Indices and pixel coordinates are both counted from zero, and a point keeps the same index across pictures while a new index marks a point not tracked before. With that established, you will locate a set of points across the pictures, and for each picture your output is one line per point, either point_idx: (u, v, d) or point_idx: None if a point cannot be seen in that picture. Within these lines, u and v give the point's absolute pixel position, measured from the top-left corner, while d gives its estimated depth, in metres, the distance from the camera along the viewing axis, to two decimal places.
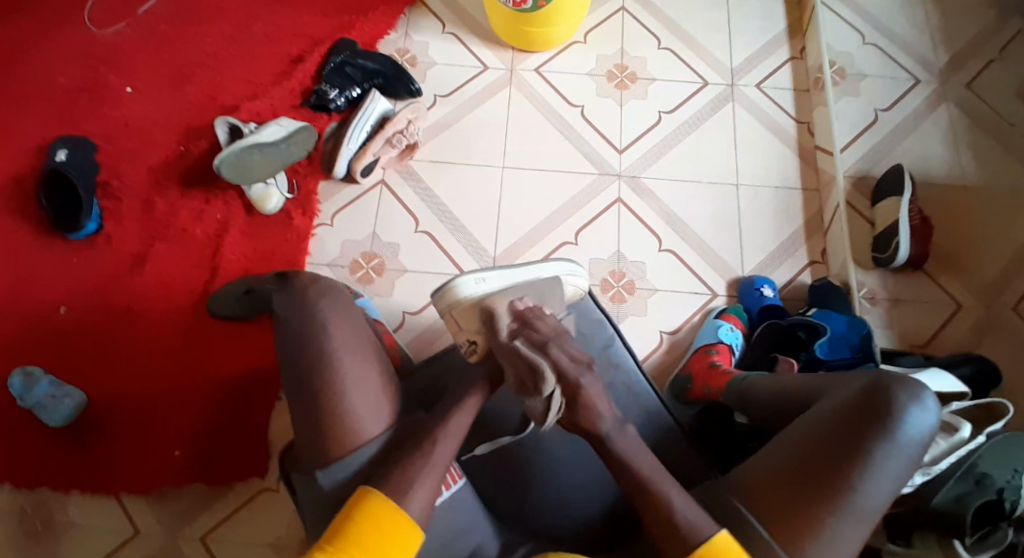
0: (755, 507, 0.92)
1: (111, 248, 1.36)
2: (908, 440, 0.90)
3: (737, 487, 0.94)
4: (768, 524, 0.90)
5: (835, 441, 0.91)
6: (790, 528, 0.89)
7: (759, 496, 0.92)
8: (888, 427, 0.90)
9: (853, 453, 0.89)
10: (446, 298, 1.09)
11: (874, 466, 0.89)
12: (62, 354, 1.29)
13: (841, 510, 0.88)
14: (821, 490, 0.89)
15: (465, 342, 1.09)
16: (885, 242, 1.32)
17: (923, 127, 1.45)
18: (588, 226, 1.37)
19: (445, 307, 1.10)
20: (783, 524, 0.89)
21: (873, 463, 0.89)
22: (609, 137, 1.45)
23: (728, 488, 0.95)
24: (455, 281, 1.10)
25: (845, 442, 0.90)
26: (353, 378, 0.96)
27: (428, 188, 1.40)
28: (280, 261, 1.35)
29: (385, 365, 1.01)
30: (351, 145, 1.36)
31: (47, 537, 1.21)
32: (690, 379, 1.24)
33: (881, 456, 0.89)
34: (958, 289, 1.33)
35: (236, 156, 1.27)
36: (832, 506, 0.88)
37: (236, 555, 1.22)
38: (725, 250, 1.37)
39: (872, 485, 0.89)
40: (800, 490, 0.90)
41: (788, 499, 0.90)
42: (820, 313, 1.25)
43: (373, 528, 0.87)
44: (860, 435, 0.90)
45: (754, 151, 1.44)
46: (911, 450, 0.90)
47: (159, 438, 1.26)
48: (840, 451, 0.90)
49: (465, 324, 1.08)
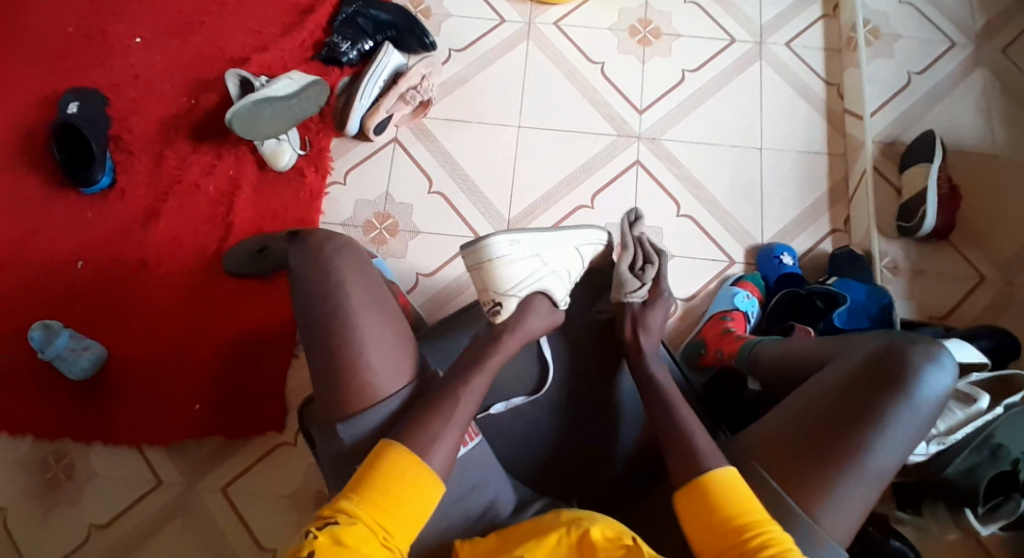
0: (767, 469, 0.90)
1: (124, 203, 1.36)
2: (924, 400, 0.89)
3: (749, 450, 0.93)
4: (780, 488, 0.89)
5: (846, 402, 0.90)
6: (804, 489, 0.87)
7: (772, 458, 0.91)
8: (899, 387, 0.89)
9: (865, 412, 0.89)
10: (476, 255, 1.05)
11: (887, 426, 0.88)
12: (80, 308, 1.30)
13: (856, 467, 0.87)
14: (833, 450, 0.88)
15: (490, 303, 1.06)
16: (911, 211, 1.28)
17: (956, 91, 1.39)
18: (604, 189, 1.34)
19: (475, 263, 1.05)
20: (799, 484, 0.88)
21: (889, 421, 0.88)
22: (629, 97, 1.40)
23: (739, 452, 0.94)
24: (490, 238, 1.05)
25: (856, 403, 0.90)
26: (369, 336, 0.95)
27: (442, 147, 1.38)
28: (292, 220, 1.34)
29: (400, 325, 1.00)
30: (363, 101, 1.34)
31: (70, 486, 1.25)
32: (703, 345, 1.23)
33: (892, 416, 0.88)
34: (981, 260, 1.29)
35: (247, 109, 1.26)
36: (844, 467, 0.87)
37: (252, 506, 1.25)
38: (745, 217, 1.34)
39: (885, 446, 0.88)
40: (812, 452, 0.89)
41: (800, 461, 0.89)
42: (841, 282, 1.23)
43: (388, 478, 0.87)
44: (870, 395, 0.89)
45: (779, 113, 1.39)
46: (925, 411, 0.89)
47: (177, 393, 1.28)
48: (851, 411, 0.89)
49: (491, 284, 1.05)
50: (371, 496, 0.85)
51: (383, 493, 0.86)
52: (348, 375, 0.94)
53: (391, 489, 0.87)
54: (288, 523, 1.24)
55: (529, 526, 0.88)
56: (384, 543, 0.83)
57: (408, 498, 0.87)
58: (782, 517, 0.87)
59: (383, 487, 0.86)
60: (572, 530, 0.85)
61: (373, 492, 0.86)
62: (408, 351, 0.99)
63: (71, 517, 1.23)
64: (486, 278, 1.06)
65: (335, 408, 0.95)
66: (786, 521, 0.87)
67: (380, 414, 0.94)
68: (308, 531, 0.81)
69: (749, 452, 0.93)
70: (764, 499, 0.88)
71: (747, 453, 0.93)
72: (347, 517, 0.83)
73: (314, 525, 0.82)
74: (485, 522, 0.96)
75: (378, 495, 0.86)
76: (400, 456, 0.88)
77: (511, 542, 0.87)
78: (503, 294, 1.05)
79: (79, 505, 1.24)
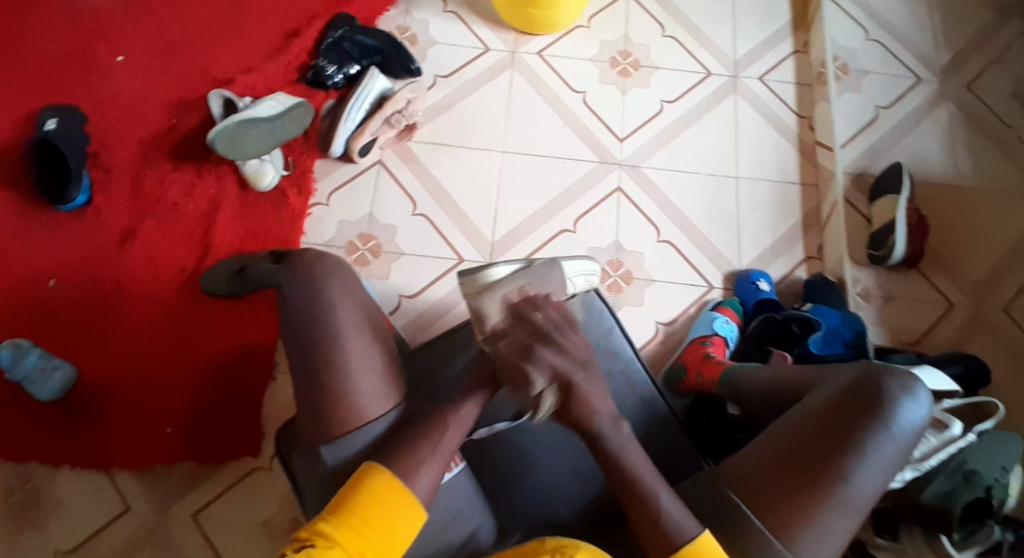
0: (749, 500, 0.92)
1: (100, 221, 1.34)
2: (901, 432, 0.91)
3: (732, 480, 0.94)
4: (762, 518, 0.90)
5: (828, 435, 0.91)
6: (786, 519, 0.89)
7: (754, 488, 0.92)
8: (877, 415, 0.91)
9: (844, 442, 0.90)
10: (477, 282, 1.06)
11: (865, 456, 0.90)
12: (50, 328, 1.27)
13: (837, 498, 0.89)
14: (814, 480, 0.89)
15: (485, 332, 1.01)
16: (880, 240, 1.33)
17: (921, 126, 1.45)
18: (586, 215, 1.36)
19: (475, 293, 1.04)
20: (781, 515, 0.90)
21: (869, 453, 0.90)
22: (610, 126, 1.43)
23: (721, 481, 0.95)
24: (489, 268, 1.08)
25: (837, 435, 0.91)
26: (358, 355, 0.95)
27: (427, 171, 1.39)
28: (273, 241, 1.33)
29: (388, 346, 1.00)
30: (348, 124, 1.35)
31: (34, 513, 1.20)
32: (684, 369, 1.24)
33: (873, 448, 0.90)
34: (949, 288, 1.34)
35: (231, 129, 1.26)
36: (825, 497, 0.89)
37: (225, 535, 1.21)
38: (723, 244, 1.37)
39: (865, 476, 0.89)
40: (793, 481, 0.90)
41: (782, 493, 0.90)
42: (815, 309, 1.26)
43: (366, 501, 0.85)
44: (850, 425, 0.91)
45: (754, 144, 1.44)
46: (903, 441, 0.91)
47: (150, 417, 1.25)
48: (831, 442, 0.91)
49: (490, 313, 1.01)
50: (349, 520, 0.83)
51: (361, 517, 0.84)
52: (335, 394, 0.93)
53: (370, 515, 0.84)
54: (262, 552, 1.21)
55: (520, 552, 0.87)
56: None
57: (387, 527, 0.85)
58: (765, 551, 0.89)
59: (361, 512, 0.84)
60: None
61: (350, 516, 0.84)
62: (394, 374, 0.98)
63: (35, 545, 1.19)
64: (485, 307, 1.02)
65: (322, 429, 0.93)
66: (767, 554, 0.89)
67: (368, 435, 0.93)
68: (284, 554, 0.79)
69: (731, 482, 0.94)
70: (747, 530, 0.90)
71: (729, 482, 0.94)
72: (325, 541, 0.81)
73: (291, 548, 0.80)
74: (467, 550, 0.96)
75: (355, 518, 0.84)
76: (379, 483, 0.86)
77: None
78: (500, 324, 1.01)
79: (43, 533, 1.20)
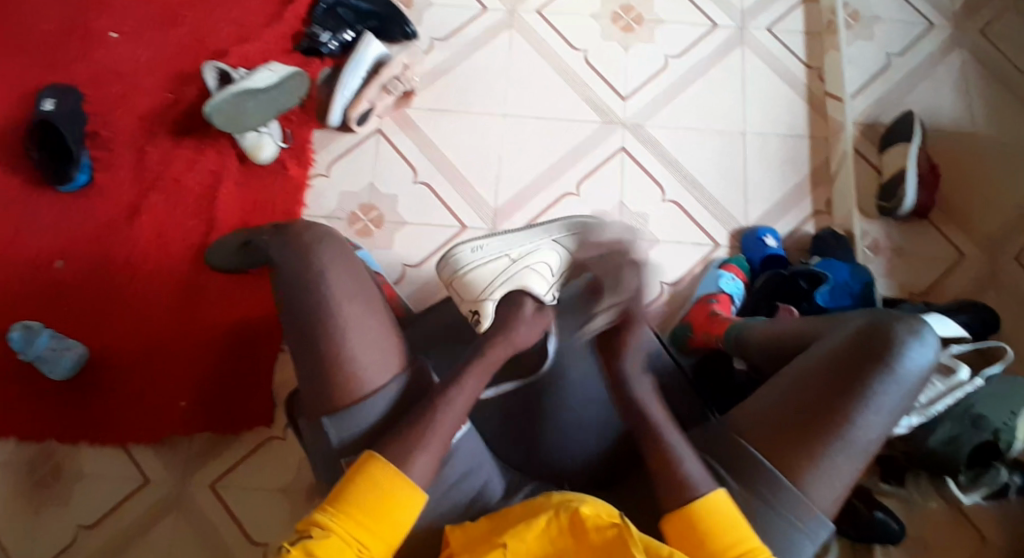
0: (756, 444, 0.92)
1: (104, 200, 1.34)
2: (907, 375, 0.91)
3: (738, 428, 0.95)
4: (771, 461, 0.90)
5: (832, 379, 0.91)
6: (795, 463, 0.89)
7: (761, 434, 0.92)
8: (883, 361, 0.91)
9: (850, 387, 0.90)
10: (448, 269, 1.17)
11: (871, 400, 0.90)
12: (62, 307, 1.29)
13: (843, 440, 0.89)
14: (821, 424, 0.89)
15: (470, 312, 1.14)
16: (891, 190, 1.29)
17: (935, 74, 1.40)
18: (589, 177, 1.35)
19: (448, 277, 1.18)
20: (787, 458, 0.90)
21: (874, 395, 0.90)
22: (615, 85, 1.40)
23: (729, 431, 0.95)
24: (454, 251, 1.18)
25: (842, 379, 0.91)
26: (356, 323, 0.95)
27: (426, 137, 1.37)
28: (278, 212, 1.32)
29: (383, 315, 1.00)
30: (344, 92, 1.32)
31: (58, 486, 1.24)
32: (690, 328, 1.24)
33: (878, 390, 0.90)
34: (960, 238, 1.32)
35: (228, 102, 1.25)
36: (830, 439, 0.89)
37: (246, 501, 1.24)
38: (729, 201, 1.35)
39: (870, 418, 0.89)
40: (798, 425, 0.90)
41: (787, 436, 0.90)
42: (823, 262, 1.25)
43: (366, 491, 0.86)
44: (855, 372, 0.91)
45: (762, 97, 1.40)
46: (909, 382, 0.91)
47: (165, 392, 1.27)
48: (837, 386, 0.91)
49: (467, 293, 1.14)
50: (349, 511, 0.84)
51: (360, 505, 0.85)
52: (340, 371, 0.94)
53: (367, 501, 0.85)
54: (283, 516, 1.24)
55: (524, 507, 0.87)
56: (359, 554, 0.82)
57: (384, 510, 0.85)
58: (771, 490, 0.89)
59: (359, 501, 0.85)
60: (562, 512, 0.84)
61: (351, 506, 0.85)
62: (396, 344, 0.98)
63: (61, 517, 1.22)
64: (462, 289, 1.15)
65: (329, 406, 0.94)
66: (775, 494, 0.89)
67: (372, 409, 0.94)
68: (282, 545, 0.80)
69: (738, 430, 0.94)
70: (756, 474, 0.90)
71: (735, 430, 0.95)
72: (321, 530, 0.82)
73: (290, 540, 0.82)
74: (474, 510, 0.96)
75: (356, 509, 0.85)
76: (381, 472, 0.87)
77: (504, 525, 0.86)
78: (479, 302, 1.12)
79: (67, 506, 1.23)
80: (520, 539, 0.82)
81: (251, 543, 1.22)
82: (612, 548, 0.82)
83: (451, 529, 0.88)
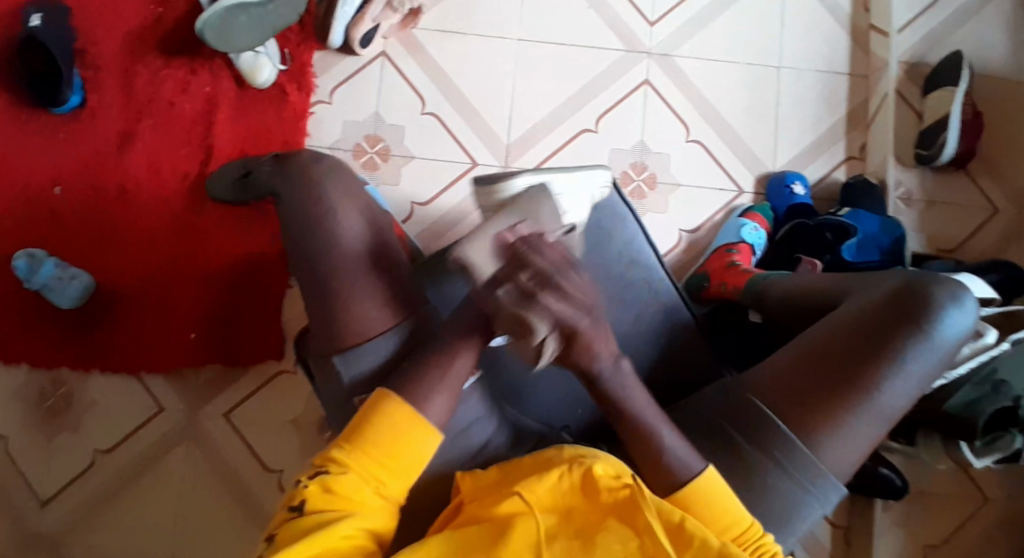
0: (773, 406, 0.87)
1: (96, 123, 1.27)
2: (940, 343, 0.85)
3: (755, 387, 0.89)
4: (787, 423, 0.86)
5: (861, 342, 0.85)
6: (813, 426, 0.85)
7: (779, 393, 0.87)
8: (919, 327, 0.84)
9: (880, 352, 0.84)
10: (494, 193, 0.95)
11: (900, 366, 0.84)
12: (62, 235, 1.25)
13: (866, 405, 0.84)
14: (845, 388, 0.84)
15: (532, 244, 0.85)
16: (932, 138, 1.20)
17: (990, 6, 1.28)
18: (609, 112, 1.26)
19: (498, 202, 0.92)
20: (805, 421, 0.85)
21: (903, 362, 0.84)
22: (641, 8, 1.29)
23: (745, 387, 0.90)
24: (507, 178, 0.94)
25: (871, 342, 0.85)
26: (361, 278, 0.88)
27: (434, 63, 1.27)
28: (277, 141, 1.25)
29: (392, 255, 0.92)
30: (347, 8, 1.21)
31: (70, 415, 1.25)
32: (707, 278, 1.18)
33: (909, 356, 0.84)
34: (998, 192, 1.24)
35: (219, 17, 1.11)
36: (853, 405, 0.84)
37: (257, 431, 1.26)
38: (758, 142, 1.26)
39: (898, 385, 0.84)
40: (820, 387, 0.85)
41: (806, 398, 0.85)
42: (852, 214, 1.17)
43: (379, 427, 0.79)
44: (883, 339, 0.84)
45: (800, 26, 1.29)
46: (941, 350, 0.85)
47: (171, 324, 1.26)
48: (866, 350, 0.84)
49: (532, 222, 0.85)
50: (366, 448, 0.77)
51: (376, 445, 0.78)
52: None
53: (383, 443, 0.78)
54: (292, 448, 1.25)
55: (533, 460, 0.80)
56: (377, 493, 0.76)
57: (395, 455, 0.78)
58: (784, 453, 0.85)
59: (376, 441, 0.78)
60: (575, 469, 0.77)
61: (368, 443, 0.78)
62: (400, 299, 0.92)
63: (74, 445, 1.24)
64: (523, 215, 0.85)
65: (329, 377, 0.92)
66: (787, 457, 0.85)
67: (378, 352, 0.87)
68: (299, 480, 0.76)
69: (755, 389, 0.89)
70: (769, 434, 0.86)
71: (752, 388, 0.89)
72: (338, 466, 0.76)
73: (306, 474, 0.76)
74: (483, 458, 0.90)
75: (373, 444, 0.78)
76: (395, 410, 0.79)
77: (513, 477, 0.80)
78: (554, 233, 0.85)
79: (80, 434, 1.25)
80: (529, 492, 0.76)
81: (263, 473, 1.24)
82: (621, 510, 0.76)
83: (463, 477, 0.82)
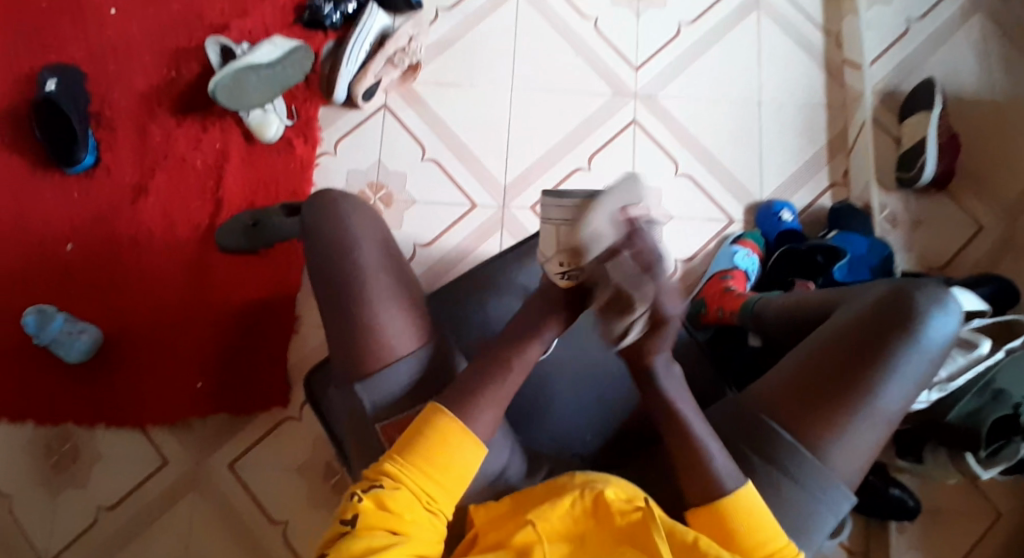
0: (776, 417, 0.87)
1: (110, 181, 1.33)
2: (931, 344, 0.86)
3: (756, 400, 0.89)
4: (791, 433, 0.86)
5: (857, 348, 0.86)
6: (817, 434, 0.85)
7: (780, 405, 0.87)
8: (909, 330, 0.86)
9: (874, 356, 0.85)
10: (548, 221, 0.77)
11: (895, 368, 0.85)
12: (74, 290, 1.28)
13: (867, 409, 0.85)
14: (844, 394, 0.85)
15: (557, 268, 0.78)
16: (911, 161, 1.26)
17: (954, 39, 1.37)
18: (600, 151, 1.32)
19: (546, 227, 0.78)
20: (808, 430, 0.85)
21: (896, 364, 0.85)
22: (625, 54, 1.37)
23: (745, 400, 0.90)
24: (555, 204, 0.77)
25: (865, 347, 0.86)
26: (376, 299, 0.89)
27: (433, 113, 1.34)
28: (284, 192, 1.31)
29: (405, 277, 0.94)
30: (349, 66, 1.29)
31: (76, 469, 1.25)
32: (704, 304, 1.21)
33: (902, 358, 0.85)
34: (981, 210, 1.29)
35: (230, 78, 1.22)
36: (854, 409, 0.85)
37: (264, 479, 1.25)
38: (744, 174, 1.32)
39: (894, 388, 0.85)
40: (821, 395, 0.86)
41: (808, 406, 0.86)
42: (840, 236, 1.22)
43: (440, 446, 0.77)
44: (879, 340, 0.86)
45: (776, 65, 1.37)
46: (931, 352, 0.86)
47: (179, 373, 1.28)
48: (861, 355, 0.86)
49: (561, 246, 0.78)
50: (417, 461, 0.76)
51: (426, 460, 0.77)
52: None
53: (435, 457, 0.77)
54: (299, 494, 1.25)
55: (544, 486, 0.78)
56: (427, 509, 0.76)
57: (446, 469, 0.77)
58: (791, 462, 0.85)
59: (428, 455, 0.77)
60: (586, 495, 0.76)
61: (419, 457, 0.77)
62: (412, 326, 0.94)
63: (79, 499, 1.24)
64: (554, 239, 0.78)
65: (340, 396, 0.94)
66: (795, 466, 0.85)
67: (403, 373, 0.86)
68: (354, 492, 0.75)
69: (756, 402, 0.89)
70: (775, 444, 0.86)
71: (753, 401, 0.89)
72: (391, 482, 0.75)
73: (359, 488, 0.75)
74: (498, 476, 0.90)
75: (425, 460, 0.77)
76: (447, 424, 0.78)
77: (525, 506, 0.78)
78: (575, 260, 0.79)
79: (86, 489, 1.24)
80: (545, 518, 0.74)
81: (270, 521, 1.23)
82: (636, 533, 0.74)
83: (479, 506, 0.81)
